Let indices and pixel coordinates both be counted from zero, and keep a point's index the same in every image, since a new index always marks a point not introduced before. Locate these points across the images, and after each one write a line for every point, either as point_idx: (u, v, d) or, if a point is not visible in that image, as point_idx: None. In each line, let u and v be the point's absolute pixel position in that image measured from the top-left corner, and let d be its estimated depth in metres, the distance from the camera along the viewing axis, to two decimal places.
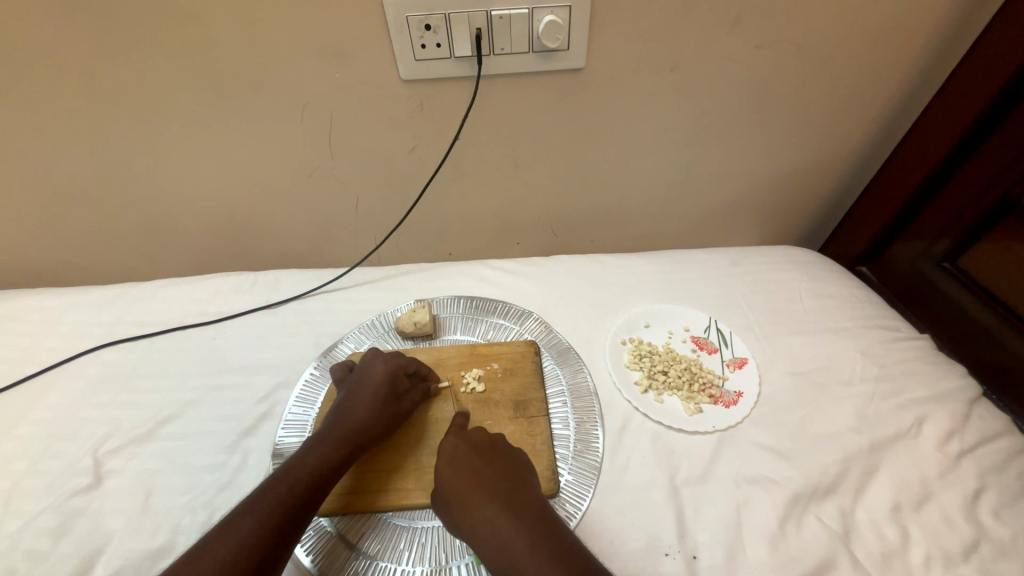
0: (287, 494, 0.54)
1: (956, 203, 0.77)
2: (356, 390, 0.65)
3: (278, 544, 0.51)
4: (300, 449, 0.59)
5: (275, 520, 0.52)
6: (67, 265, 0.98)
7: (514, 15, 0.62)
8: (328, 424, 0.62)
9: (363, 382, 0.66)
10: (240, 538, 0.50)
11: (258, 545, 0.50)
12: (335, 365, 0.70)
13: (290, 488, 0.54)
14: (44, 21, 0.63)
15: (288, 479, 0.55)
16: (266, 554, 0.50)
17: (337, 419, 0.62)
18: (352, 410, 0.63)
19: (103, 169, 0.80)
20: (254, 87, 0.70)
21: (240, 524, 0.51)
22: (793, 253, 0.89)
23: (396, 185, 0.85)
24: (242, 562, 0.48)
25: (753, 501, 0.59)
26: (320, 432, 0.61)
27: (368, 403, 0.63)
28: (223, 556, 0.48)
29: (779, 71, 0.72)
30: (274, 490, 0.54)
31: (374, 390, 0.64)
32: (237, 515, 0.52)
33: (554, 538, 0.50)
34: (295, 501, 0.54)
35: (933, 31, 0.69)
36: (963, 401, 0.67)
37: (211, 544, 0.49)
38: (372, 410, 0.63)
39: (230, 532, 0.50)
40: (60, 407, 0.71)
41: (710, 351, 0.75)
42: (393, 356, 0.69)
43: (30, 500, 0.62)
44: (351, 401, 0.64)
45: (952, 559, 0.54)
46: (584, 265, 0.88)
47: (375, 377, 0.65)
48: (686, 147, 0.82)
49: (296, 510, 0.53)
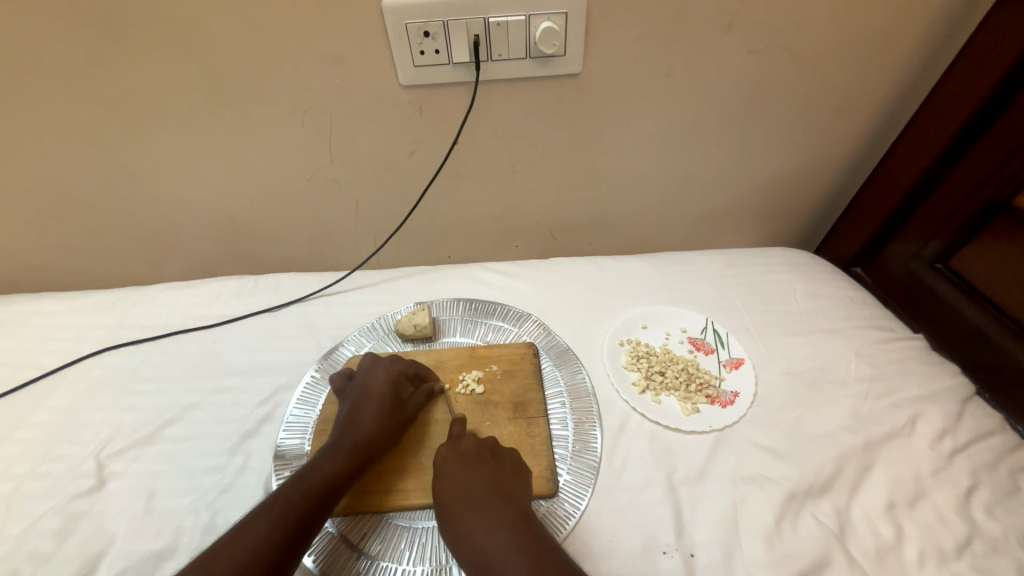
0: (301, 500, 0.55)
1: (946, 206, 0.78)
2: (362, 398, 0.66)
3: (293, 548, 0.52)
4: (310, 460, 0.60)
5: (289, 525, 0.53)
6: (67, 270, 0.99)
7: (511, 21, 0.63)
8: (336, 434, 0.63)
9: (367, 390, 0.67)
10: (255, 542, 0.51)
11: (272, 551, 0.50)
12: (335, 373, 0.71)
13: (304, 493, 0.55)
14: (47, 31, 0.64)
15: (301, 486, 0.56)
16: (280, 558, 0.51)
17: (347, 427, 0.63)
18: (360, 418, 0.64)
19: (104, 174, 0.81)
20: (255, 93, 0.71)
21: (252, 530, 0.51)
22: (789, 255, 0.90)
23: (396, 189, 0.86)
24: (257, 566, 0.49)
25: (750, 499, 0.60)
26: (331, 441, 0.62)
27: (376, 410, 0.64)
28: (240, 558, 0.49)
29: (771, 75, 0.73)
30: (288, 496, 0.55)
31: (380, 398, 0.65)
32: (251, 520, 0.53)
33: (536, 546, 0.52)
34: (309, 507, 0.55)
35: (923, 35, 0.70)
36: (956, 399, 0.68)
37: (227, 546, 0.50)
38: (380, 417, 0.63)
39: (244, 535, 0.51)
40: (63, 411, 0.72)
41: (706, 352, 0.76)
42: (394, 362, 0.70)
43: (32, 502, 0.62)
44: (358, 409, 0.65)
45: (946, 556, 0.55)
46: (582, 267, 0.89)
47: (383, 384, 0.67)
48: (681, 151, 0.83)
49: (310, 514, 0.54)
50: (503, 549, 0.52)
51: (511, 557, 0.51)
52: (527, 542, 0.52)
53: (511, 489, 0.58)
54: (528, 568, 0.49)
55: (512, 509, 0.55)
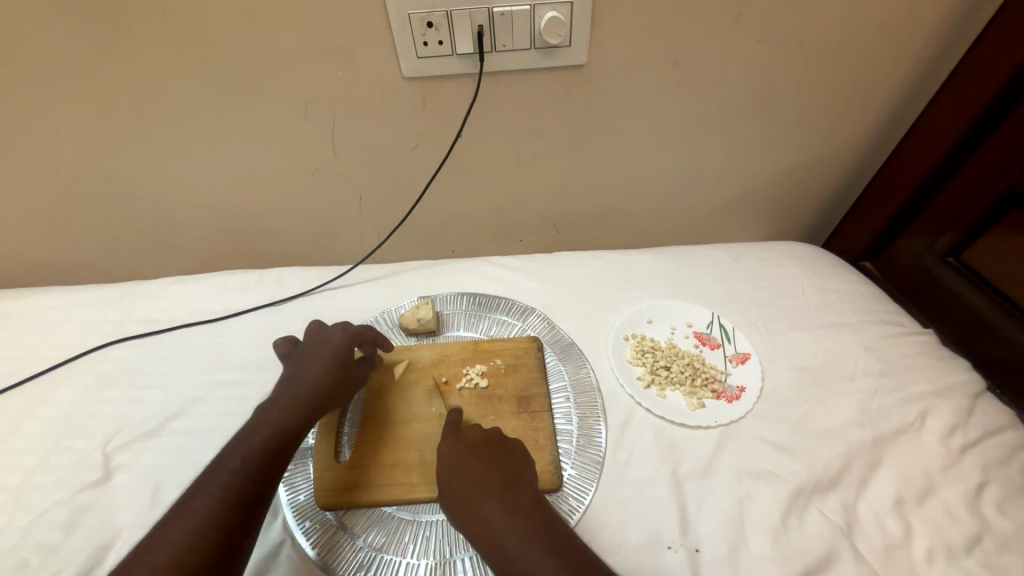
0: (242, 466, 0.54)
1: (960, 197, 0.76)
2: (301, 361, 0.66)
3: (245, 513, 0.51)
4: (251, 420, 0.59)
5: (233, 492, 0.52)
6: (74, 265, 0.99)
7: (516, 11, 0.62)
8: (277, 394, 0.63)
9: (308, 354, 0.67)
10: (200, 513, 0.50)
11: (222, 514, 0.50)
12: (279, 340, 0.71)
13: (245, 458, 0.54)
14: (51, 23, 0.63)
15: (241, 450, 0.55)
16: (229, 525, 0.50)
17: (286, 387, 0.63)
18: (300, 378, 0.64)
19: (109, 168, 0.81)
20: (258, 86, 0.71)
21: (199, 502, 0.51)
22: (796, 249, 0.89)
23: (399, 182, 0.85)
24: (205, 534, 0.48)
25: (755, 495, 0.59)
26: (269, 402, 0.62)
27: (317, 372, 0.64)
28: (186, 530, 0.49)
29: (780, 65, 0.72)
30: (227, 464, 0.54)
31: (327, 360, 0.65)
32: (194, 493, 0.52)
33: (553, 535, 0.51)
34: (252, 470, 0.54)
35: (937, 23, 0.69)
36: (966, 395, 0.67)
37: (171, 522, 0.49)
38: (319, 377, 0.64)
39: (190, 509, 0.50)
40: (69, 404, 0.72)
41: (712, 346, 0.76)
42: (339, 327, 0.70)
43: (40, 494, 0.63)
44: (297, 370, 0.65)
45: (955, 552, 0.54)
46: (586, 261, 0.88)
47: (333, 346, 0.67)
48: (688, 143, 0.82)
49: (258, 477, 0.54)
50: (524, 542, 0.50)
51: (534, 543, 0.50)
52: (548, 534, 0.51)
53: (520, 477, 0.57)
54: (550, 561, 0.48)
55: (525, 496, 0.55)
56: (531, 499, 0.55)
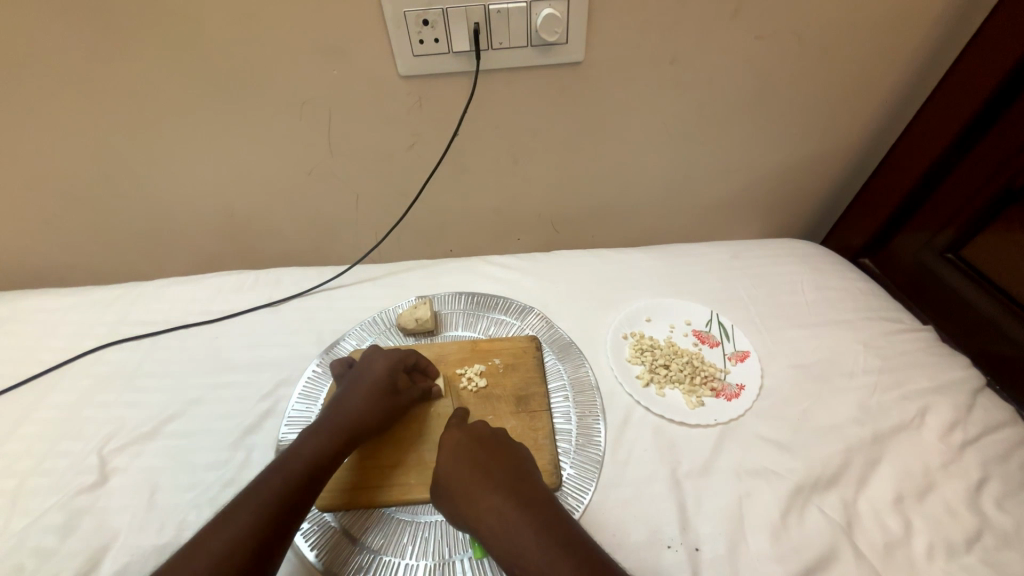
0: (281, 487, 0.54)
1: (961, 191, 0.76)
2: (354, 384, 0.65)
3: (276, 533, 0.51)
4: (297, 441, 0.59)
5: (269, 512, 0.52)
6: (68, 266, 0.99)
7: (512, 9, 0.62)
8: (325, 417, 0.62)
9: (361, 377, 0.66)
10: (236, 530, 0.50)
11: (257, 535, 0.50)
12: (335, 361, 0.70)
13: (285, 478, 0.55)
14: (43, 24, 0.63)
15: (282, 471, 0.55)
16: (261, 546, 0.50)
17: (335, 411, 0.62)
18: (350, 403, 0.63)
19: (103, 169, 0.81)
20: (253, 86, 0.71)
21: (235, 519, 0.51)
22: (794, 247, 0.88)
23: (396, 181, 0.85)
24: (237, 557, 0.48)
25: (755, 493, 0.59)
26: (316, 423, 0.61)
27: (366, 398, 0.63)
28: (219, 549, 0.49)
29: (778, 62, 0.72)
30: (269, 482, 0.54)
31: (373, 385, 0.64)
32: (232, 508, 0.52)
33: (559, 529, 0.50)
34: (290, 493, 0.54)
35: (935, 19, 0.68)
36: (966, 392, 0.67)
37: (206, 539, 0.50)
38: (369, 403, 0.63)
39: (225, 527, 0.50)
40: (65, 407, 0.72)
41: (711, 345, 0.75)
42: (396, 353, 0.68)
43: (36, 498, 0.62)
44: (348, 394, 0.64)
45: (955, 549, 0.54)
46: (584, 260, 0.88)
47: (382, 373, 0.65)
48: (685, 141, 0.82)
49: (294, 499, 0.54)
50: (530, 531, 0.50)
51: (542, 533, 0.50)
52: (553, 526, 0.51)
53: (524, 470, 0.56)
54: (556, 550, 0.48)
55: (535, 488, 0.54)
56: (537, 490, 0.55)
